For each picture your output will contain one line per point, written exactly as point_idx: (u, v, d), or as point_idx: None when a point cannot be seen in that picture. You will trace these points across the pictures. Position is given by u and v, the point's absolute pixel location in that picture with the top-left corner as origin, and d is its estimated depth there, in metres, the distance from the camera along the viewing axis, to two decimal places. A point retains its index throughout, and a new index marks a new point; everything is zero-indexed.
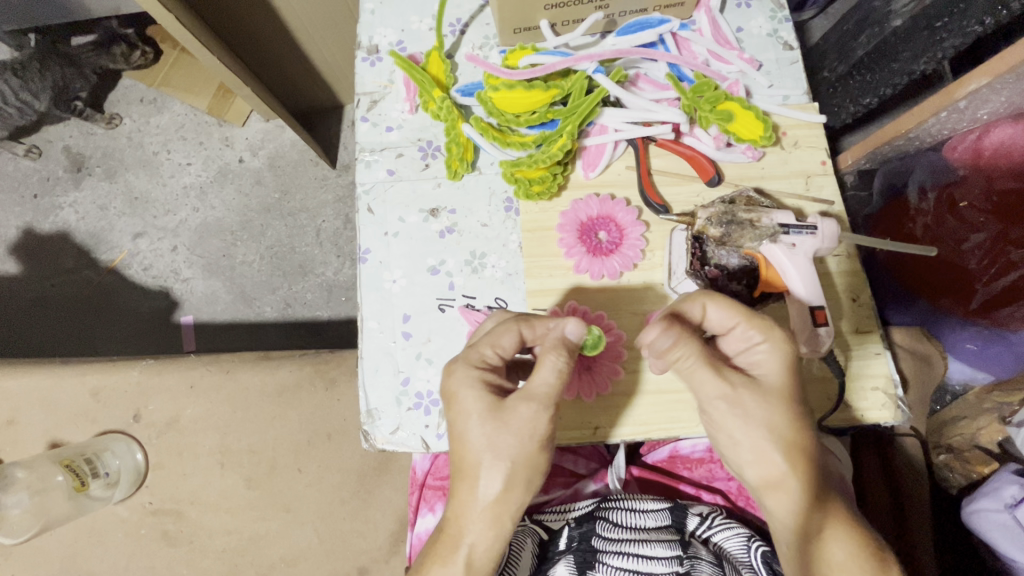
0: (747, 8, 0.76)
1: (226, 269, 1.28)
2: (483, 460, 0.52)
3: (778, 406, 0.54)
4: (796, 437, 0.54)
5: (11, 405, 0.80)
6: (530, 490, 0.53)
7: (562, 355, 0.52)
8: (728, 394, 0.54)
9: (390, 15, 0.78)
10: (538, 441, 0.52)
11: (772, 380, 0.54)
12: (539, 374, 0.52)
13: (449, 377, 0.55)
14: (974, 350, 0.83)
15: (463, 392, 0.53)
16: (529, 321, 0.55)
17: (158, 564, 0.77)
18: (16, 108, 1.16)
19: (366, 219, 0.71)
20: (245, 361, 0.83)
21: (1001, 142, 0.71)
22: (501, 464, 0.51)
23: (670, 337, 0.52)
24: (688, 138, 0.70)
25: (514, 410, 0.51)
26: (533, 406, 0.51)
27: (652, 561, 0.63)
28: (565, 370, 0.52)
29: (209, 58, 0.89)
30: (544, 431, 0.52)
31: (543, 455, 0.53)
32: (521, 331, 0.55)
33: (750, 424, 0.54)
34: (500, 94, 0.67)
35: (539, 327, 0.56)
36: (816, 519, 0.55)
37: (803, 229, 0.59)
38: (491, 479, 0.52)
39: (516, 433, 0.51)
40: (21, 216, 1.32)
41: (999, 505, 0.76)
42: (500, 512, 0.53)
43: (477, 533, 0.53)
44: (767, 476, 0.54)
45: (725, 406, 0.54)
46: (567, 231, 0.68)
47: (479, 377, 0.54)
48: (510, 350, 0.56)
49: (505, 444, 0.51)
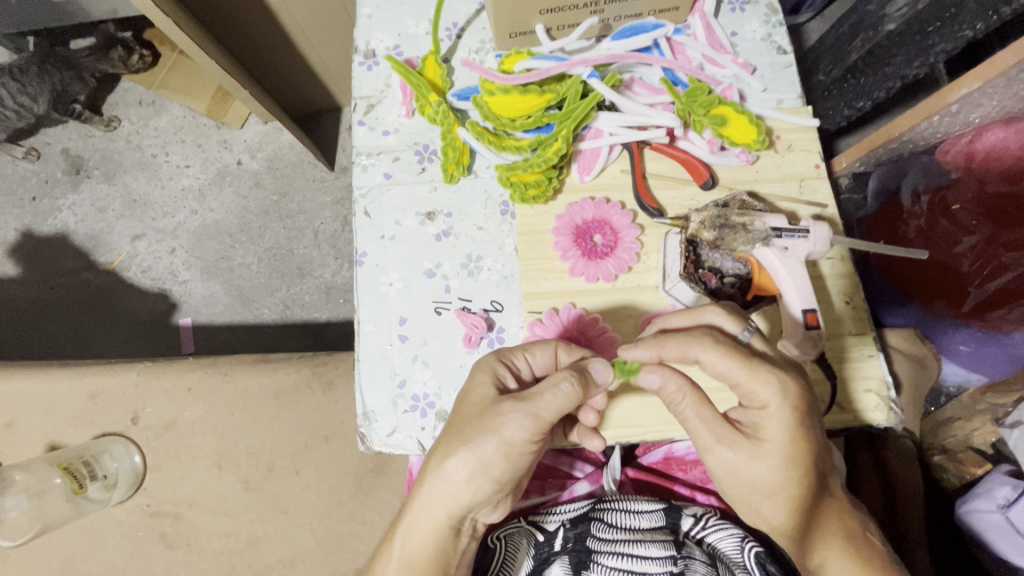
0: (742, 12, 0.76)
1: (225, 272, 1.29)
2: (450, 441, 0.54)
3: (761, 466, 0.54)
4: (794, 495, 0.54)
5: (10, 407, 0.81)
6: (473, 484, 0.53)
7: (573, 379, 0.51)
8: (715, 448, 0.55)
9: (387, 19, 0.78)
10: (499, 440, 0.52)
11: (765, 438, 0.53)
12: (543, 389, 0.51)
13: (475, 364, 0.57)
14: (968, 352, 0.83)
15: (478, 373, 0.56)
16: (568, 345, 0.58)
17: (156, 566, 0.78)
18: (14, 111, 1.17)
19: (363, 222, 0.72)
20: (243, 364, 0.83)
21: (992, 146, 0.72)
22: (459, 445, 0.53)
23: (678, 382, 0.54)
24: (681, 142, 0.70)
25: (499, 409, 0.52)
26: (519, 413, 0.51)
27: (646, 561, 0.64)
28: (568, 390, 0.51)
29: (208, 64, 0.90)
30: (518, 439, 0.51)
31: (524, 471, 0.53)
32: (557, 351, 0.58)
33: (734, 477, 0.56)
34: (495, 98, 0.68)
35: (576, 355, 0.58)
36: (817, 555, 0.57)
37: (796, 232, 0.61)
38: (466, 476, 0.53)
39: (491, 434, 0.52)
40: (20, 219, 1.32)
41: (991, 505, 0.78)
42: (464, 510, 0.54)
43: (417, 511, 0.55)
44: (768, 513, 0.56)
45: (713, 457, 0.55)
46: (562, 235, 0.68)
47: (493, 371, 0.56)
48: (541, 365, 0.57)
49: (474, 435, 0.52)
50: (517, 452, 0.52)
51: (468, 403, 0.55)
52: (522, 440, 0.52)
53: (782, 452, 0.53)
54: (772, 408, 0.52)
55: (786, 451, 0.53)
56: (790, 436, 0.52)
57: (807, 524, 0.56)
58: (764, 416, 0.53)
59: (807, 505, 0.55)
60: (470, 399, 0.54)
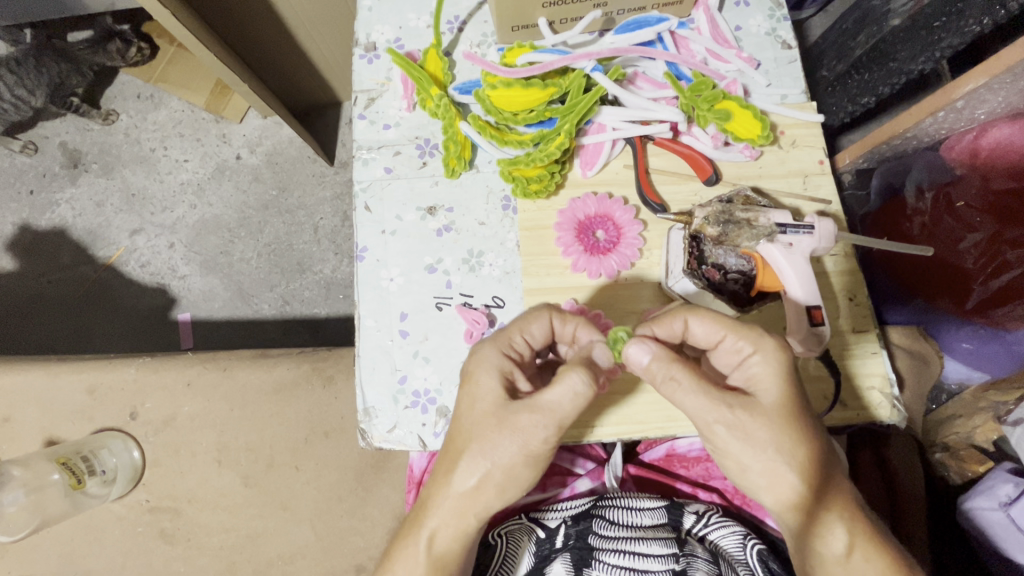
0: (746, 7, 0.76)
1: (223, 267, 1.28)
2: (468, 450, 0.52)
3: (782, 424, 0.51)
4: (806, 466, 0.52)
5: (8, 402, 0.80)
6: (503, 496, 0.53)
7: (583, 374, 0.50)
8: (726, 417, 0.51)
9: (388, 12, 0.77)
10: (523, 450, 0.51)
11: (764, 393, 0.52)
12: (555, 390, 0.50)
13: (474, 357, 0.55)
14: (970, 350, 0.81)
15: (482, 376, 0.54)
16: (561, 312, 0.56)
17: (155, 562, 0.77)
18: (11, 102, 1.16)
19: (363, 217, 0.71)
20: (242, 359, 0.83)
21: (998, 142, 0.71)
22: (482, 462, 0.52)
23: (661, 356, 0.51)
24: (685, 137, 0.70)
25: (516, 419, 0.51)
26: (534, 415, 0.51)
27: (648, 559, 0.64)
28: (584, 393, 0.50)
29: (207, 57, 0.89)
30: (537, 445, 0.51)
31: (530, 470, 0.52)
32: (552, 320, 0.56)
33: (756, 448, 0.51)
34: (497, 92, 0.67)
35: (571, 322, 0.57)
36: (844, 538, 0.53)
37: (800, 228, 0.60)
38: (468, 473, 0.52)
39: (512, 441, 0.51)
40: (17, 213, 1.31)
41: (994, 503, 0.79)
42: (468, 506, 0.53)
43: (429, 524, 0.54)
44: (784, 496, 0.52)
45: (723, 430, 0.51)
46: (564, 230, 0.67)
47: (497, 370, 0.54)
48: (539, 339, 0.57)
49: (490, 442, 0.51)
50: (532, 451, 0.51)
51: (480, 410, 0.53)
52: (539, 444, 0.51)
53: (783, 401, 0.52)
54: (761, 352, 0.52)
55: (791, 402, 0.52)
56: (782, 383, 0.52)
57: (820, 505, 0.53)
58: (756, 368, 0.53)
59: (818, 481, 0.52)
60: (481, 396, 0.53)
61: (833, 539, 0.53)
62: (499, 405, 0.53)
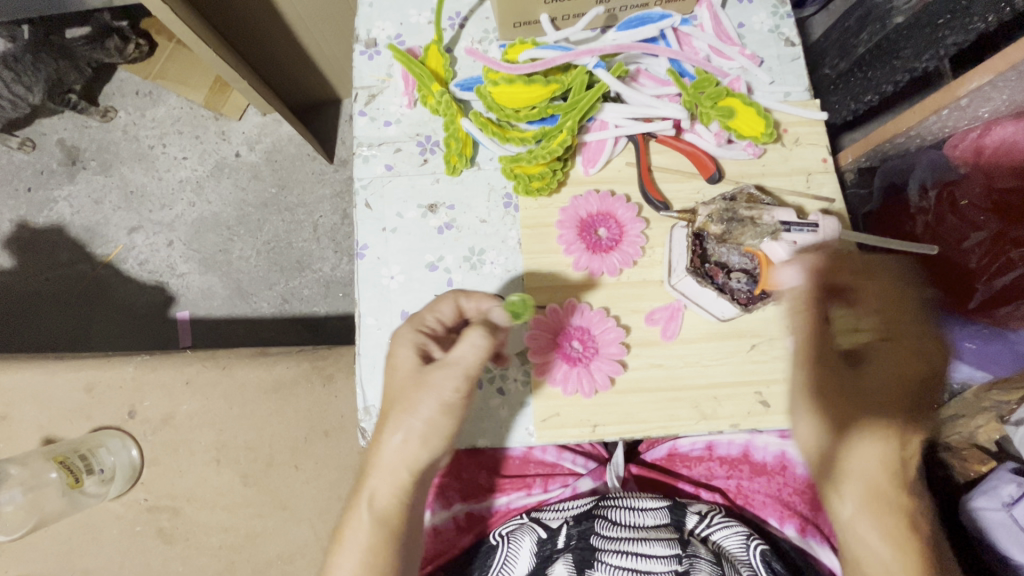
0: (749, 4, 0.75)
1: (222, 265, 1.27)
2: (393, 411, 0.56)
3: (859, 389, 0.60)
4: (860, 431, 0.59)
5: (5, 400, 0.79)
6: (429, 447, 0.56)
7: (483, 330, 0.54)
8: (811, 362, 0.61)
9: (388, 8, 0.77)
10: (439, 401, 0.55)
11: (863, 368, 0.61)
12: (459, 346, 0.53)
13: (393, 339, 0.58)
14: (974, 349, 0.77)
15: (398, 349, 0.56)
16: (467, 292, 0.58)
17: (153, 561, 0.77)
18: (9, 99, 1.15)
19: (363, 214, 0.71)
20: (242, 358, 0.82)
21: (1002, 141, 0.70)
22: (405, 417, 0.55)
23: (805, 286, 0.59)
24: (688, 135, 0.69)
25: (430, 375, 0.54)
26: (446, 370, 0.54)
27: (650, 560, 0.63)
28: (485, 343, 0.53)
29: (205, 52, 0.88)
30: (453, 397, 0.55)
31: (447, 418, 0.56)
32: (458, 300, 0.58)
33: (823, 397, 0.61)
34: (499, 89, 0.66)
35: (477, 298, 0.58)
36: (849, 505, 0.59)
37: (804, 226, 0.60)
38: (394, 429, 0.56)
39: (430, 396, 0.54)
40: (14, 210, 1.31)
41: (996, 503, 0.78)
42: (398, 462, 0.56)
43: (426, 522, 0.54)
44: (820, 444, 0.61)
45: (806, 369, 0.62)
46: (567, 228, 0.67)
47: (411, 342, 0.56)
48: (450, 317, 0.58)
49: (415, 402, 0.55)
50: (452, 405, 0.55)
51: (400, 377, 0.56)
52: (455, 397, 0.55)
53: (869, 377, 0.61)
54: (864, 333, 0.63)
55: (878, 382, 0.61)
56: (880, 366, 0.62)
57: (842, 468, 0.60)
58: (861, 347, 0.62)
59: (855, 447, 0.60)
60: (400, 367, 0.56)
61: (841, 501, 0.60)
62: (415, 368, 0.55)
